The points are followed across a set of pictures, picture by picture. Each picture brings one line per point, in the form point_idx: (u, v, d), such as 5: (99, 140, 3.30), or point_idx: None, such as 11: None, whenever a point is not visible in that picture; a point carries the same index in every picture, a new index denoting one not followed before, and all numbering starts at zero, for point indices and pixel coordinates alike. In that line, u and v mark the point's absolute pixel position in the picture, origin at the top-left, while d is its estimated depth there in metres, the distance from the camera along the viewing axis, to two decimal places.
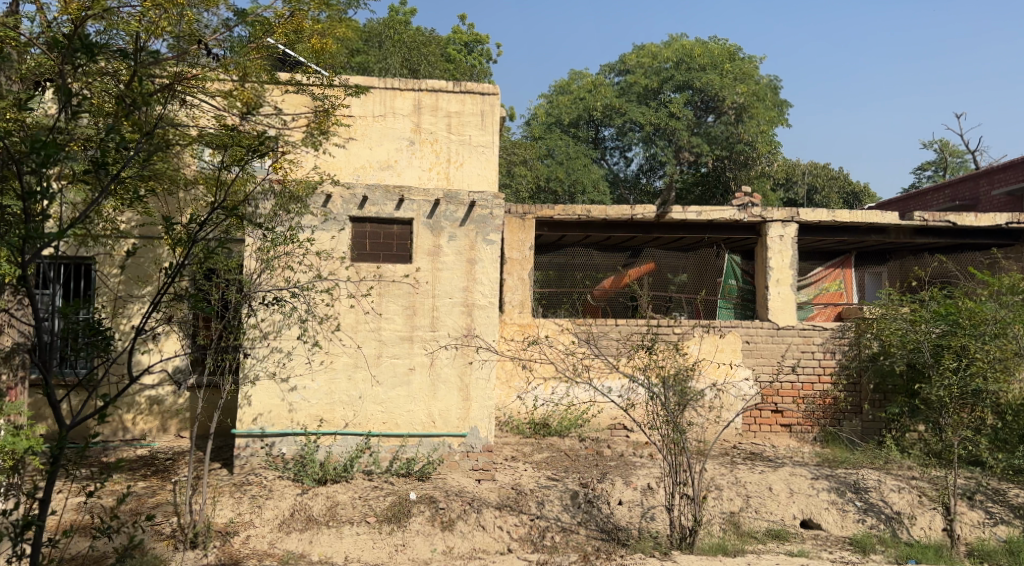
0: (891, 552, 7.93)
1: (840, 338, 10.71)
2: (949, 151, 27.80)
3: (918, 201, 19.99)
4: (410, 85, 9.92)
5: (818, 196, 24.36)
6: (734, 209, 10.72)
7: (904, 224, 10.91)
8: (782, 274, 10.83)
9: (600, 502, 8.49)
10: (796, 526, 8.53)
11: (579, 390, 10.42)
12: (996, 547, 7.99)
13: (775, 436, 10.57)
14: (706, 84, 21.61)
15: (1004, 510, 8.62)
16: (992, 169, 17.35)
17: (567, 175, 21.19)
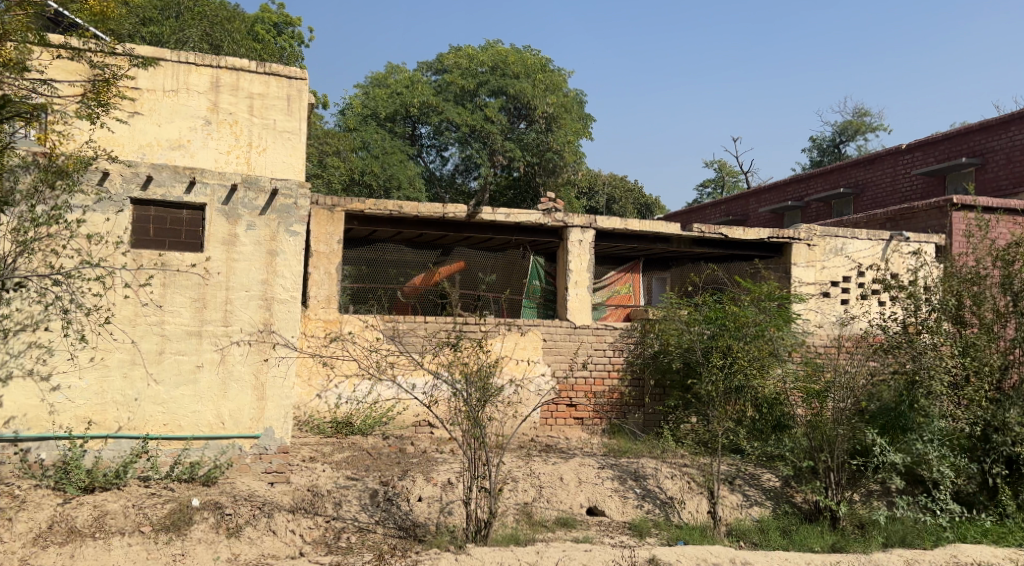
0: (664, 535, 8.53)
1: (629, 337, 11.34)
2: (728, 170, 30.43)
3: (698, 213, 21.70)
4: (208, 62, 9.36)
5: (617, 206, 25.79)
6: (539, 213, 11.07)
7: (684, 235, 11.74)
8: (580, 276, 11.32)
9: (399, 500, 8.47)
10: (583, 514, 8.94)
11: (382, 388, 10.33)
12: (749, 526, 8.81)
13: (569, 429, 11.01)
14: (519, 92, 22.17)
15: (757, 493, 9.46)
16: (759, 190, 19.22)
17: (381, 170, 20.96)
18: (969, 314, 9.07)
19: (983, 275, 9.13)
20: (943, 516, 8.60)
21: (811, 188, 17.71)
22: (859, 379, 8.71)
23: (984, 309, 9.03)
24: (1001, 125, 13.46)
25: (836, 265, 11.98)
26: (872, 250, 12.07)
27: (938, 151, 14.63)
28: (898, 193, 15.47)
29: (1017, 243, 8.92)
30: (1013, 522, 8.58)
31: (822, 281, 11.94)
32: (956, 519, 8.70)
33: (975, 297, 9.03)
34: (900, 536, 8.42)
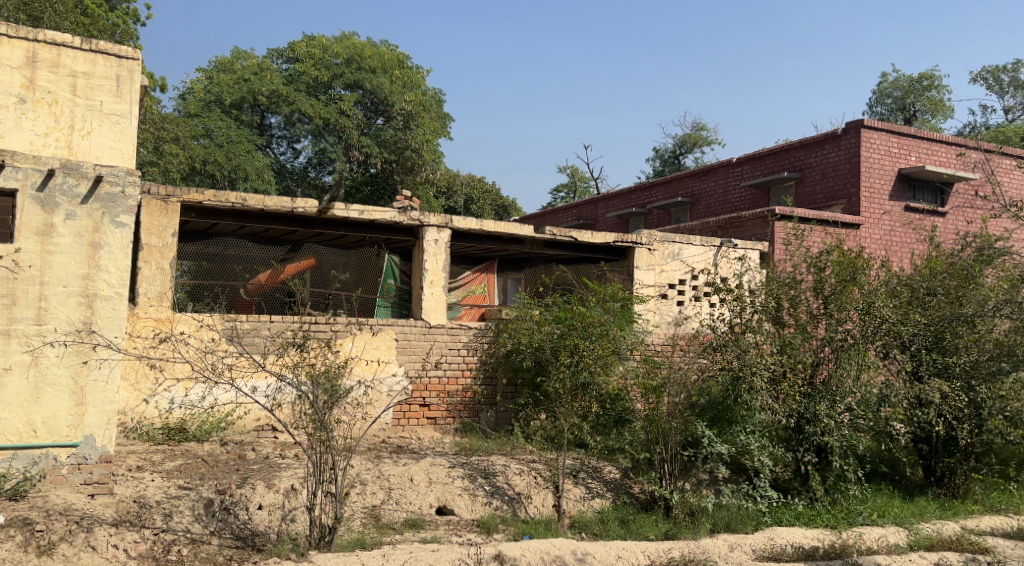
0: (510, 531, 8.59)
1: (482, 337, 11.35)
2: (579, 176, 31.27)
3: (551, 217, 22.17)
4: (23, 34, 8.55)
5: (475, 207, 25.96)
6: (394, 211, 10.85)
7: (537, 237, 11.90)
8: (436, 276, 11.21)
9: (237, 508, 8.05)
10: (432, 514, 8.85)
11: (220, 391, 9.79)
12: (591, 518, 9.03)
13: (421, 429, 10.85)
14: (375, 87, 21.75)
15: (599, 485, 9.73)
16: (607, 196, 19.87)
17: (226, 159, 19.95)
18: (785, 315, 9.67)
19: (799, 279, 9.77)
20: (762, 501, 9.18)
21: (653, 196, 18.45)
22: (691, 375, 9.28)
23: (800, 311, 9.66)
24: (819, 142, 14.39)
25: (674, 268, 12.47)
26: (705, 256, 12.69)
27: (764, 164, 15.61)
28: (729, 204, 16.40)
29: (829, 251, 9.63)
30: (821, 505, 9.34)
31: (660, 284, 12.40)
32: (772, 505, 9.31)
33: (791, 299, 9.65)
34: (724, 521, 8.96)
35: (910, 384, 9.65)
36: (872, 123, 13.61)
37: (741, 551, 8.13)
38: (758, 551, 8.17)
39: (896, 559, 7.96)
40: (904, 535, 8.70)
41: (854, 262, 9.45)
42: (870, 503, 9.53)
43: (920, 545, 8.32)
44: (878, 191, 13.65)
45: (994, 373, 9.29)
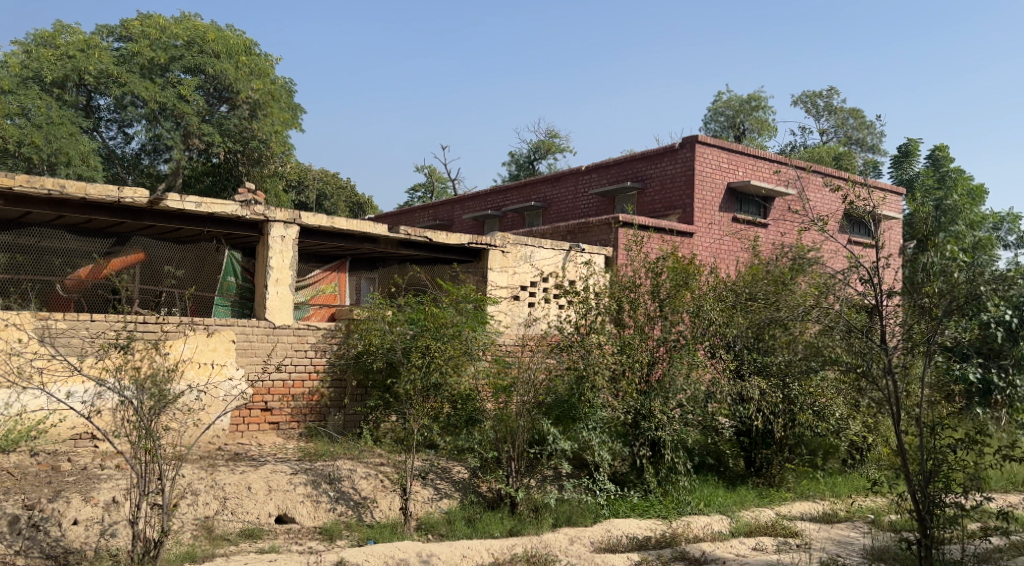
0: (354, 536, 8.34)
1: (330, 338, 10.91)
2: (436, 176, 31.15)
3: (406, 216, 21.96)
4: None
5: (327, 203, 25.39)
6: (236, 204, 10.29)
7: (390, 236, 11.66)
8: (282, 273, 10.71)
9: (48, 525, 7.35)
10: (271, 523, 8.45)
11: (30, 397, 8.85)
12: (438, 519, 8.92)
13: (262, 435, 10.29)
14: (220, 72, 20.69)
15: (448, 486, 9.63)
16: (463, 198, 19.89)
17: (46, 142, 18.45)
18: (625, 317, 10.01)
19: (638, 283, 10.11)
20: (601, 494, 9.45)
21: (507, 199, 18.61)
22: (539, 375, 9.34)
23: (639, 312, 10.00)
24: (658, 155, 14.98)
25: (525, 271, 12.56)
26: (555, 258, 12.81)
27: (609, 174, 16.08)
28: (578, 209, 16.79)
29: (665, 256, 10.05)
30: (655, 497, 9.63)
31: (513, 285, 12.42)
32: (610, 497, 9.61)
33: (631, 302, 9.98)
34: (566, 516, 9.05)
35: (733, 381, 10.11)
36: (706, 139, 14.38)
37: (580, 545, 8.31)
38: (595, 543, 8.37)
39: (719, 545, 8.30)
40: (727, 522, 9.12)
41: (686, 268, 9.95)
42: (698, 494, 9.89)
43: (739, 531, 8.73)
44: (710, 203, 14.41)
45: (803, 372, 9.70)
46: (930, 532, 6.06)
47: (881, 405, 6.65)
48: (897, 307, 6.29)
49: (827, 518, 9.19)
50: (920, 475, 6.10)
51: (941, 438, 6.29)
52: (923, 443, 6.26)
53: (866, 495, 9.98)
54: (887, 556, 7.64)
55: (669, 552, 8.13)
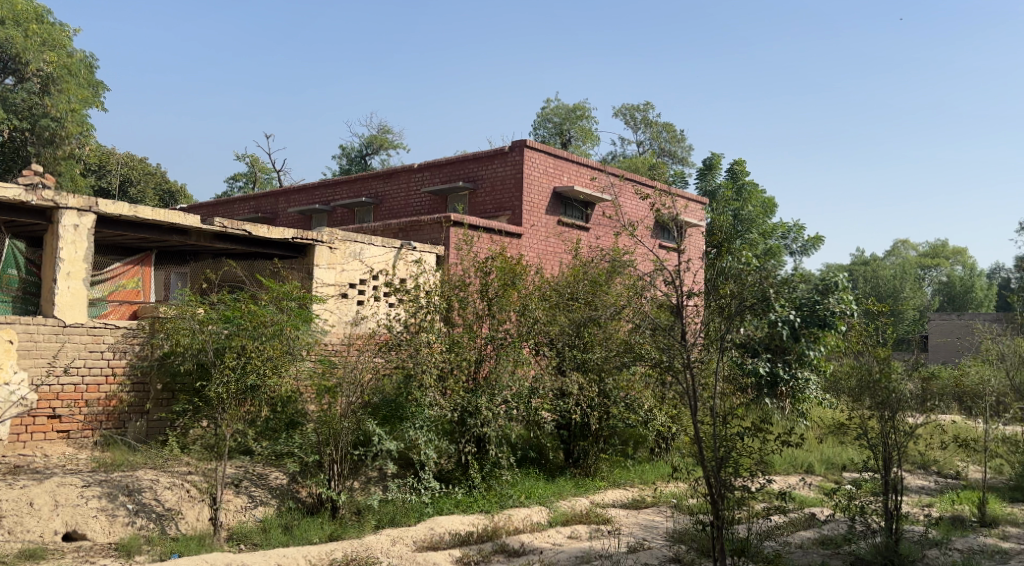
0: (156, 551, 7.73)
1: (132, 338, 9.98)
2: (260, 166, 29.78)
3: (225, 208, 20.82)
4: None
5: (133, 190, 23.74)
6: (20, 189, 9.26)
7: (204, 229, 10.96)
8: (74, 266, 9.73)
9: None
10: (56, 542, 7.67)
11: None
12: (252, 527, 8.43)
13: (49, 445, 9.32)
14: (3, 40, 18.48)
15: (264, 492, 9.11)
16: (288, 190, 19.12)
17: None
18: (455, 316, 9.97)
19: (468, 282, 10.11)
20: (425, 493, 9.21)
21: (336, 194, 18.08)
22: (365, 374, 9.02)
23: (468, 311, 10.01)
24: (489, 157, 15.07)
25: (354, 269, 11.97)
26: (386, 257, 12.35)
27: (441, 173, 16.01)
28: (409, 207, 16.60)
29: (493, 256, 10.10)
30: (478, 492, 9.61)
31: (342, 283, 11.80)
32: (435, 495, 9.45)
33: (460, 300, 9.96)
34: (389, 516, 8.86)
35: (555, 376, 10.23)
36: (534, 144, 14.66)
37: (401, 545, 8.14)
38: (418, 542, 8.23)
39: (536, 535, 8.43)
40: (545, 513, 9.26)
41: (513, 268, 10.08)
42: (519, 486, 9.94)
43: (556, 520, 8.90)
44: (536, 206, 14.67)
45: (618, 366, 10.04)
46: (722, 513, 6.30)
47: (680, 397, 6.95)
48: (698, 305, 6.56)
49: (635, 504, 9.55)
50: (714, 461, 6.31)
51: (731, 426, 6.54)
52: (713, 430, 6.44)
53: (669, 481, 10.43)
54: (687, 537, 8.01)
55: (489, 546, 8.14)
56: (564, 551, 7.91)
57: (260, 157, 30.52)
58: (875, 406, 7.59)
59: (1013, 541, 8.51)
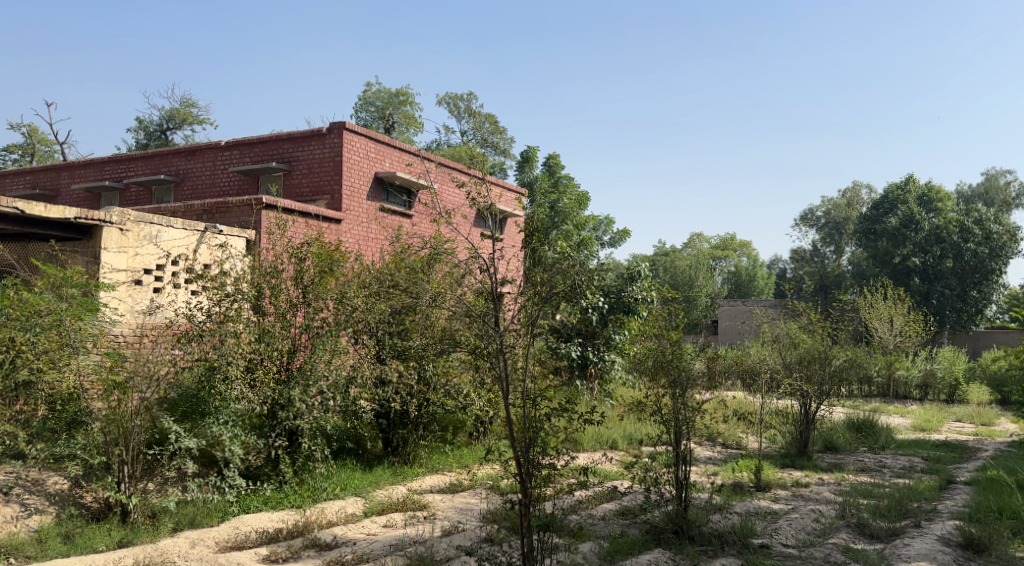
0: None
1: None
2: (37, 138, 26.94)
3: None
4: None
5: None
6: None
7: None
8: None
9: None
10: None
11: None
12: (25, 539, 7.54)
13: None
14: None
15: (40, 500, 8.18)
16: (73, 164, 17.36)
17: None
18: (265, 304, 9.30)
19: (280, 268, 9.47)
20: (230, 491, 8.64)
21: (131, 170, 16.64)
22: (161, 368, 8.34)
23: (280, 299, 9.36)
24: (305, 138, 14.47)
25: (150, 253, 10.98)
26: (187, 240, 11.49)
27: (253, 152, 15.16)
28: (216, 187, 15.61)
29: (309, 241, 9.50)
30: (289, 487, 9.11)
31: (134, 269, 10.80)
32: (241, 493, 8.88)
33: (272, 287, 9.34)
34: (189, 518, 8.24)
35: (375, 365, 9.80)
36: (353, 127, 14.22)
37: (202, 546, 7.62)
38: (220, 544, 7.72)
39: (350, 527, 8.17)
40: (361, 504, 8.95)
41: (332, 254, 9.57)
42: (334, 478, 9.52)
43: (372, 510, 8.60)
44: (358, 191, 14.25)
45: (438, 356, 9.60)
46: (530, 491, 6.25)
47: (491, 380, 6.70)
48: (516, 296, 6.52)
49: (451, 488, 9.50)
50: (522, 441, 6.24)
51: (539, 407, 6.45)
52: (521, 412, 6.37)
53: (481, 462, 10.28)
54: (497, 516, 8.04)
55: (299, 541, 7.81)
56: (378, 540, 7.72)
57: (39, 128, 27.59)
58: (668, 384, 8.05)
59: (783, 502, 9.32)
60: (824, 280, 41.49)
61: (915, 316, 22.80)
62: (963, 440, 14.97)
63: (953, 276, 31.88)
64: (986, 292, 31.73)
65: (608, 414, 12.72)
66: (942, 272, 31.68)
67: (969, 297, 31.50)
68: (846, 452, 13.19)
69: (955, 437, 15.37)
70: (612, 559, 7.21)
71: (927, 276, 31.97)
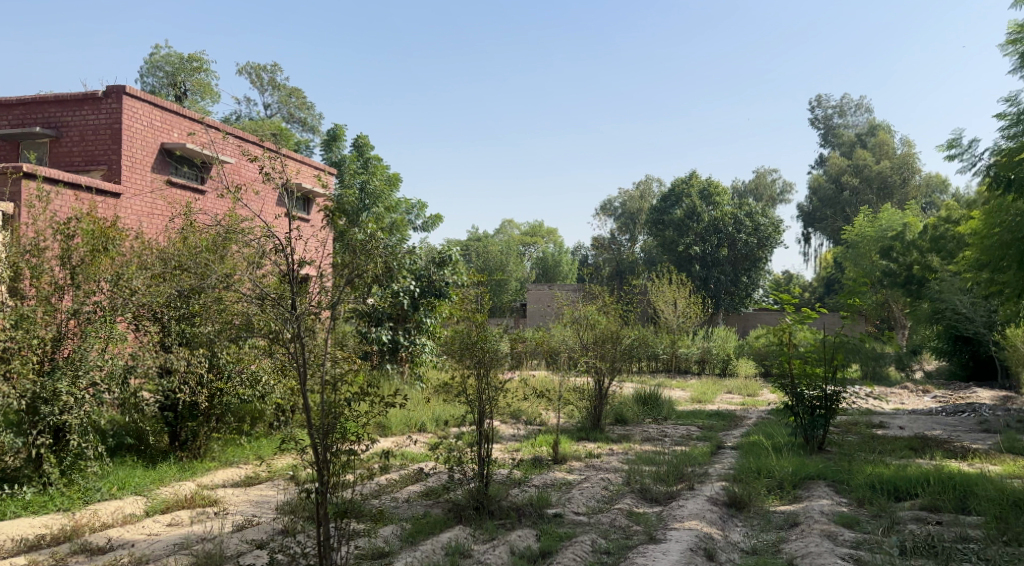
0: None
1: None
2: None
3: None
4: None
5: None
6: None
7: None
8: None
9: None
10: None
11: None
12: None
13: None
14: None
15: None
16: None
17: None
18: (25, 286, 8.36)
19: (42, 247, 8.54)
20: None
21: None
22: None
23: (43, 282, 8.42)
24: (77, 102, 13.08)
25: None
26: None
27: (12, 115, 13.60)
28: None
29: (78, 217, 8.66)
30: (55, 489, 8.23)
31: None
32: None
33: (32, 268, 8.38)
34: None
35: (157, 354, 9.03)
36: (134, 91, 13.04)
37: None
38: None
39: (128, 528, 7.52)
40: (141, 503, 8.24)
41: (106, 232, 8.76)
42: (110, 477, 8.70)
43: (154, 509, 7.96)
44: (140, 162, 13.12)
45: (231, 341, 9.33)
46: (328, 480, 6.00)
47: (280, 368, 6.31)
48: (325, 280, 6.15)
49: (246, 481, 9.01)
50: (319, 429, 5.92)
51: (338, 392, 6.13)
52: (319, 398, 6.04)
53: (279, 452, 9.86)
54: (295, 506, 7.74)
55: (65, 547, 7.06)
56: (160, 541, 7.17)
57: None
58: (472, 364, 8.11)
59: (577, 472, 9.74)
60: (621, 266, 43.88)
61: (696, 299, 24.71)
62: (732, 409, 16.45)
63: (728, 262, 34.94)
64: (753, 278, 35.18)
65: (410, 396, 12.51)
66: (719, 260, 34.62)
67: (740, 282, 34.68)
68: (634, 424, 14.02)
69: (724, 407, 16.85)
70: (412, 540, 7.15)
71: (706, 262, 34.77)
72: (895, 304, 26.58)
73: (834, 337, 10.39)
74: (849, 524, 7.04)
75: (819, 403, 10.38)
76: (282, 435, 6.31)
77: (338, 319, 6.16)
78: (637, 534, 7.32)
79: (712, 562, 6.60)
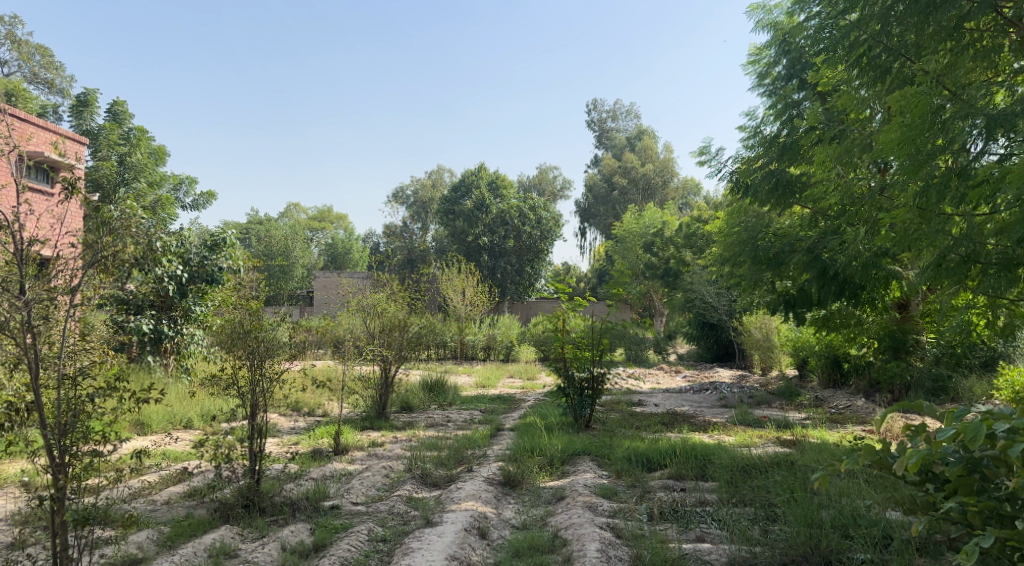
0: None
1: None
2: None
3: None
4: None
5: None
6: None
7: None
8: None
9: None
10: None
11: None
12: None
13: None
14: None
15: None
16: None
17: None
18: None
19: None
20: None
21: None
22: None
23: None
24: None
25: None
26: None
27: None
28: None
29: None
30: None
31: None
32: None
33: None
34: None
35: None
36: None
37: None
38: None
39: None
40: None
41: None
42: None
43: None
44: None
45: None
46: (64, 485, 5.49)
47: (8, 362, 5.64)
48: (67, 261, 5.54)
49: None
50: (54, 430, 5.41)
51: (80, 387, 5.59)
52: (56, 394, 5.47)
53: (9, 457, 8.78)
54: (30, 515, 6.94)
55: None
56: None
57: None
58: (245, 355, 7.72)
59: (357, 462, 9.62)
60: (412, 255, 43.73)
61: (481, 287, 25.17)
62: (510, 393, 17.04)
63: (513, 253, 36.14)
64: (535, 269, 36.75)
65: (175, 390, 11.67)
66: (505, 251, 35.73)
67: (524, 273, 36.02)
68: (419, 411, 14.07)
69: (505, 391, 17.38)
70: (171, 545, 6.70)
71: (494, 253, 35.66)
72: (655, 294, 28.86)
73: (601, 323, 11.05)
74: (607, 496, 7.54)
75: (588, 384, 10.99)
76: (11, 438, 5.66)
77: (84, 306, 5.60)
78: (413, 520, 7.36)
79: (484, 541, 6.79)
